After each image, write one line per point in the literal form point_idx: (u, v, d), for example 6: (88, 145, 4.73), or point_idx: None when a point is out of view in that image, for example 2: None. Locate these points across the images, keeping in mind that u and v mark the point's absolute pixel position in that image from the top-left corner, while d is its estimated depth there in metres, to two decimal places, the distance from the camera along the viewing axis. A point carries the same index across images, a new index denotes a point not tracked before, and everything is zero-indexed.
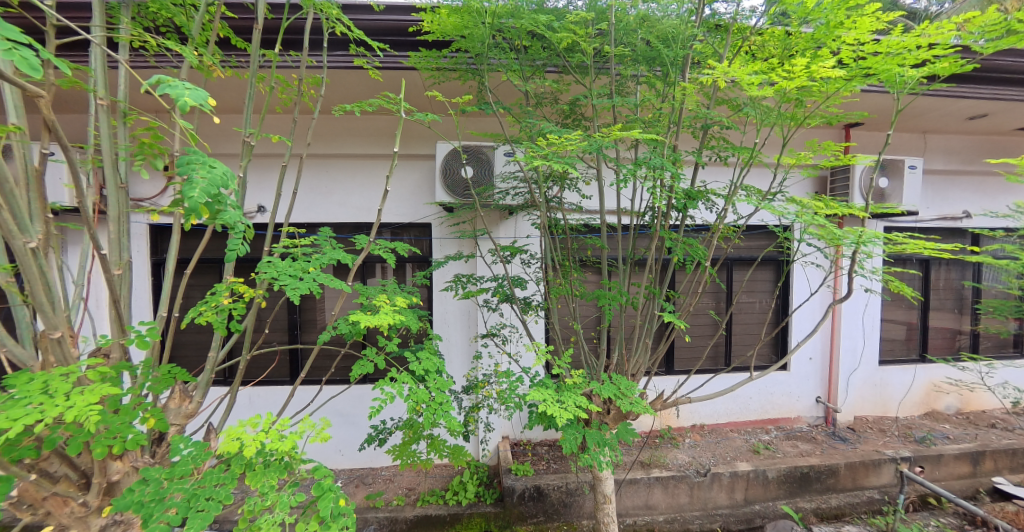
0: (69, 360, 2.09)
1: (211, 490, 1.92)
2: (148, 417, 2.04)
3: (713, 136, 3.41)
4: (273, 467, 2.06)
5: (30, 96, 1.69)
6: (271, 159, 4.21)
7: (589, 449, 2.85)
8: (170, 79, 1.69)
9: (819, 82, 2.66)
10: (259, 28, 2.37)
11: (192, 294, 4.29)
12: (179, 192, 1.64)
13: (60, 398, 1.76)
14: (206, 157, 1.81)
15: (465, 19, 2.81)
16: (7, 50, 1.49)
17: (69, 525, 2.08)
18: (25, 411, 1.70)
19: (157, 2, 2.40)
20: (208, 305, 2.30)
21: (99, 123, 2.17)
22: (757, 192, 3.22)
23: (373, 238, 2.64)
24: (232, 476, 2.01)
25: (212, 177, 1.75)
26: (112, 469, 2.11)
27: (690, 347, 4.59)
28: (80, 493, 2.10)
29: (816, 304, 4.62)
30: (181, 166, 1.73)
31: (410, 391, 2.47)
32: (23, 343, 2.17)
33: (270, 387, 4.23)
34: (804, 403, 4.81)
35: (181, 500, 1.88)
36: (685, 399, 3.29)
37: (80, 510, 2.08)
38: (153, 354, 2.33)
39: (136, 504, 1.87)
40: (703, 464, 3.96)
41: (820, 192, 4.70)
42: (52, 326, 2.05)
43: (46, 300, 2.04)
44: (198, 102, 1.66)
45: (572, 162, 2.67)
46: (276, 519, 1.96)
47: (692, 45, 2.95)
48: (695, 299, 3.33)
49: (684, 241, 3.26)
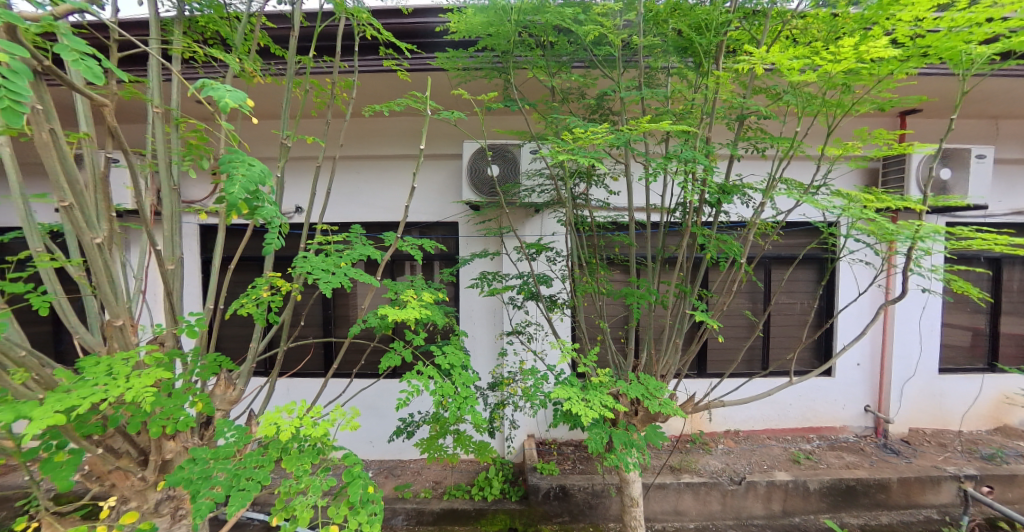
0: (129, 346, 2.31)
1: (251, 471, 2.06)
2: (197, 401, 2.24)
3: (749, 128, 3.28)
4: (307, 453, 2.18)
5: (96, 105, 1.90)
6: (307, 160, 4.41)
7: (616, 449, 2.81)
8: (213, 82, 1.83)
9: (869, 63, 2.50)
10: (295, 35, 2.68)
11: (237, 289, 4.58)
12: (221, 189, 1.78)
13: (122, 380, 1.95)
14: (245, 156, 1.94)
15: (492, 16, 2.86)
16: (75, 61, 1.63)
17: (131, 496, 2.30)
18: (93, 391, 1.89)
19: (205, 15, 2.67)
20: (249, 298, 2.48)
21: (155, 129, 2.39)
22: (800, 185, 3.07)
23: (401, 235, 2.74)
24: (270, 459, 2.14)
25: (251, 174, 1.88)
26: (166, 448, 2.32)
27: (723, 349, 4.37)
28: (138, 469, 2.30)
29: (863, 305, 4.28)
30: (223, 164, 1.87)
31: (437, 385, 2.56)
32: (92, 330, 2.43)
33: (304, 380, 4.44)
34: (849, 411, 4.48)
35: (224, 479, 2.03)
36: (718, 402, 3.15)
37: (139, 484, 2.29)
38: (201, 344, 2.52)
39: (186, 481, 2.04)
40: (738, 472, 3.77)
41: (870, 184, 4.34)
42: (116, 315, 2.26)
43: (110, 291, 2.25)
44: (236, 103, 1.79)
45: (599, 156, 2.66)
46: (309, 502, 2.07)
47: (727, 32, 2.85)
48: (728, 299, 3.23)
49: (718, 238, 3.16)
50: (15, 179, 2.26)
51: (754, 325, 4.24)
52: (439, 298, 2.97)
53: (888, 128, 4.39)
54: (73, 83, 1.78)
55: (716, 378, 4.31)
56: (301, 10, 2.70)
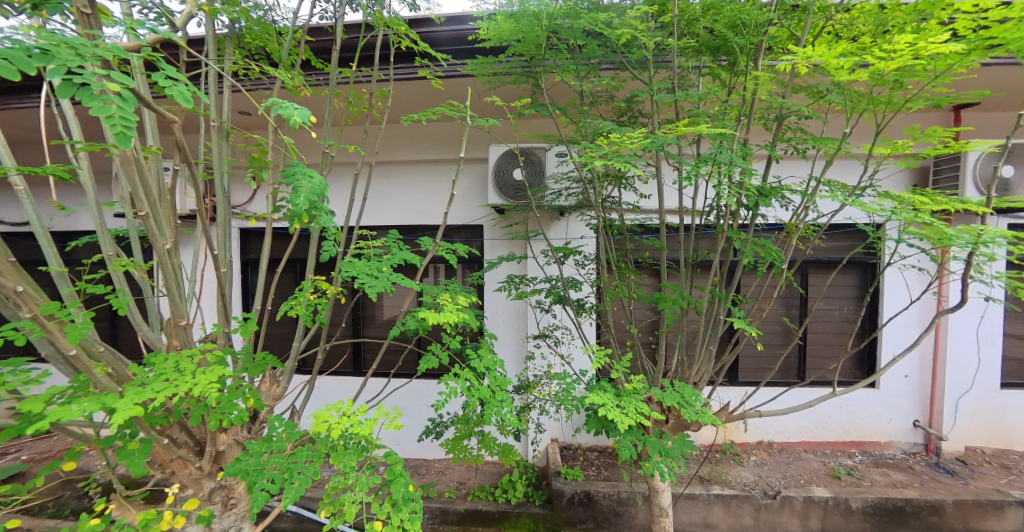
0: (189, 343, 2.50)
1: (302, 467, 2.21)
2: (249, 397, 2.39)
3: (789, 128, 3.16)
4: (353, 450, 2.29)
5: (167, 122, 2.07)
6: (347, 167, 4.59)
7: (650, 457, 2.78)
8: (281, 101, 1.97)
9: (926, 59, 2.35)
10: (337, 49, 2.94)
11: (282, 290, 4.82)
12: (287, 201, 1.96)
13: (190, 376, 2.10)
14: (305, 168, 2.11)
15: (523, 23, 2.90)
16: (169, 86, 1.76)
17: (188, 484, 2.48)
18: (165, 386, 2.06)
19: (254, 33, 2.88)
20: (299, 300, 2.61)
21: (213, 142, 2.66)
22: (844, 187, 2.92)
23: (438, 240, 2.83)
24: (319, 455, 2.27)
25: (313, 186, 2.05)
26: (220, 440, 2.50)
27: (756, 358, 4.20)
28: (196, 458, 2.49)
29: (913, 314, 4.01)
30: (288, 177, 2.03)
31: (472, 387, 2.63)
32: (154, 328, 2.65)
33: (337, 378, 4.63)
34: (896, 426, 4.20)
35: (277, 472, 2.20)
36: (754, 411, 3.04)
37: (196, 473, 2.47)
38: (251, 342, 2.68)
39: (243, 472, 2.20)
40: (772, 485, 3.62)
41: (920, 185, 4.06)
42: (179, 315, 2.45)
43: (176, 293, 2.44)
44: (304, 122, 1.90)
45: (632, 160, 2.64)
46: (356, 498, 2.17)
47: (766, 30, 2.76)
48: (767, 306, 3.14)
49: (755, 242, 3.05)
50: (91, 191, 2.48)
51: (791, 333, 4.05)
52: (473, 301, 3.05)
53: (942, 124, 4.10)
54: (149, 100, 1.90)
55: (750, 387, 4.16)
56: (343, 23, 2.94)
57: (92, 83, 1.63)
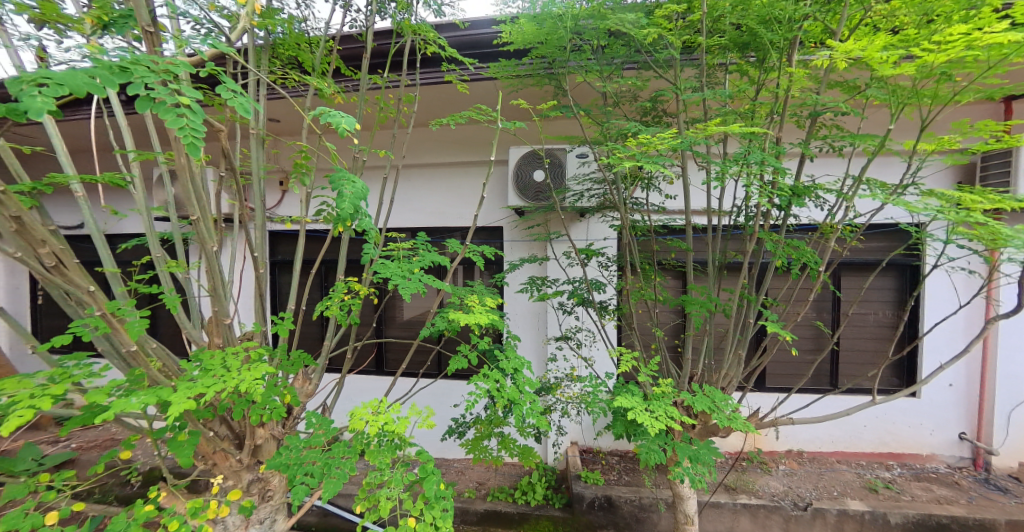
0: (232, 341, 2.65)
1: (340, 462, 2.30)
2: (286, 393, 2.51)
3: (823, 125, 3.03)
4: (386, 447, 2.35)
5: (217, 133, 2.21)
6: (376, 171, 4.72)
7: (679, 463, 2.73)
8: (329, 109, 2.08)
9: (978, 50, 2.22)
10: (366, 57, 3.12)
11: (315, 291, 4.99)
12: (334, 205, 2.07)
13: (237, 373, 2.22)
14: (348, 174, 2.22)
15: (548, 26, 2.90)
16: (230, 97, 1.93)
17: (228, 476, 2.61)
18: (215, 381, 2.18)
19: (287, 44, 3.00)
20: (335, 300, 2.72)
21: (252, 148, 2.78)
22: (884, 186, 2.78)
23: (467, 242, 2.86)
24: (355, 451, 2.36)
25: (357, 191, 2.16)
26: (257, 434, 2.63)
27: (787, 363, 4.06)
28: (236, 451, 2.62)
29: (960, 320, 3.78)
30: (334, 182, 2.15)
31: (500, 387, 2.66)
32: (197, 325, 2.80)
33: (364, 377, 4.76)
34: (939, 439, 3.95)
35: (316, 465, 2.30)
36: (786, 418, 2.93)
37: (236, 465, 2.60)
38: (287, 341, 2.79)
39: (284, 465, 2.34)
40: (802, 496, 3.48)
41: (967, 182, 3.81)
42: (225, 314, 2.61)
43: (222, 293, 2.59)
44: (351, 129, 2.03)
45: (661, 161, 2.59)
46: (391, 494, 2.24)
47: (799, 25, 2.66)
48: (802, 312, 2.98)
49: (788, 244, 2.94)
50: (142, 195, 2.64)
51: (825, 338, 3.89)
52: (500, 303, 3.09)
53: (993, 116, 3.84)
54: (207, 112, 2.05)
55: (781, 393, 4.02)
56: (373, 30, 3.07)
57: (167, 98, 1.76)
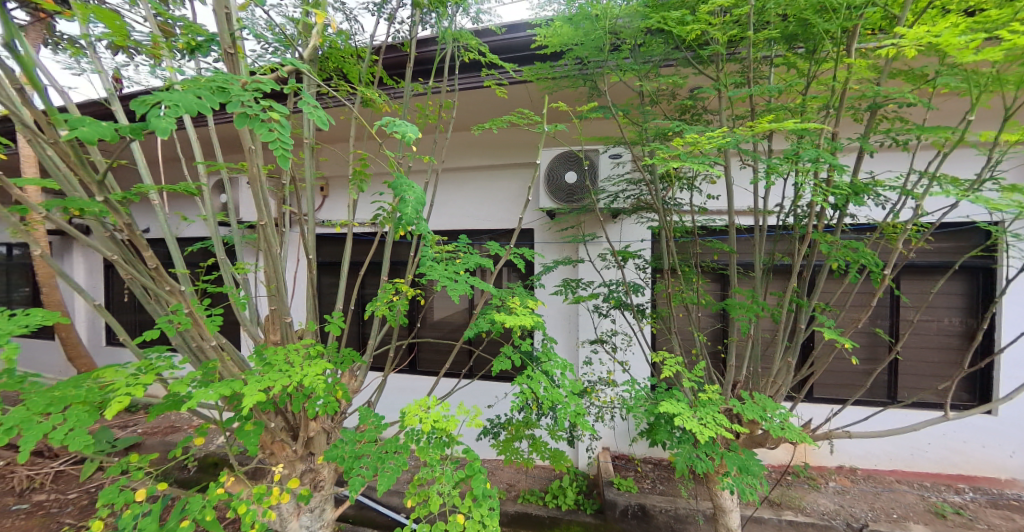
0: (290, 337, 2.84)
1: (392, 456, 2.39)
2: (338, 389, 2.65)
3: (883, 117, 2.80)
4: (434, 445, 2.41)
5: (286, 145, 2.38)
6: (420, 175, 4.86)
7: (728, 475, 2.62)
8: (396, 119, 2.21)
9: None
10: (411, 67, 3.17)
11: (364, 291, 5.20)
12: (398, 210, 2.19)
13: (301, 368, 2.37)
14: (407, 181, 2.33)
15: (586, 26, 2.87)
16: (311, 112, 2.06)
17: (285, 465, 2.78)
18: (281, 376, 2.34)
19: (335, 56, 3.12)
20: (382, 301, 2.82)
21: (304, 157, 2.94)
22: (957, 182, 2.54)
23: (510, 245, 2.87)
24: (406, 446, 2.45)
25: (417, 196, 2.28)
26: (310, 427, 2.77)
27: (841, 372, 3.78)
28: (292, 442, 2.78)
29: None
30: (397, 189, 2.26)
31: (545, 389, 2.65)
32: (254, 323, 2.99)
33: (409, 376, 4.89)
34: (1018, 462, 3.54)
35: (371, 459, 2.40)
36: (843, 431, 2.74)
37: (292, 455, 2.77)
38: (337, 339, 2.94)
39: (340, 457, 2.46)
40: (857, 517, 3.22)
41: None
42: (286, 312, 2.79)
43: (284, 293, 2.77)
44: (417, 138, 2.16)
45: (708, 161, 2.48)
46: (440, 489, 2.31)
47: (859, 12, 2.47)
48: (863, 318, 2.73)
49: (846, 245, 2.74)
50: (209, 202, 2.86)
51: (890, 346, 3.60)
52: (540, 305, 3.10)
53: None
54: None
55: (837, 404, 3.75)
56: (416, 40, 3.13)
57: (258, 114, 1.89)
